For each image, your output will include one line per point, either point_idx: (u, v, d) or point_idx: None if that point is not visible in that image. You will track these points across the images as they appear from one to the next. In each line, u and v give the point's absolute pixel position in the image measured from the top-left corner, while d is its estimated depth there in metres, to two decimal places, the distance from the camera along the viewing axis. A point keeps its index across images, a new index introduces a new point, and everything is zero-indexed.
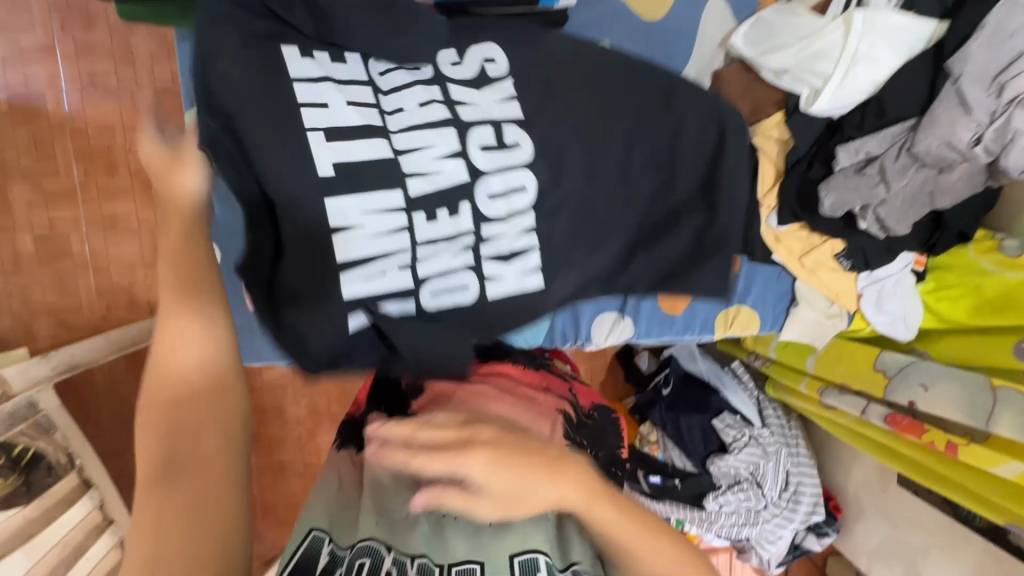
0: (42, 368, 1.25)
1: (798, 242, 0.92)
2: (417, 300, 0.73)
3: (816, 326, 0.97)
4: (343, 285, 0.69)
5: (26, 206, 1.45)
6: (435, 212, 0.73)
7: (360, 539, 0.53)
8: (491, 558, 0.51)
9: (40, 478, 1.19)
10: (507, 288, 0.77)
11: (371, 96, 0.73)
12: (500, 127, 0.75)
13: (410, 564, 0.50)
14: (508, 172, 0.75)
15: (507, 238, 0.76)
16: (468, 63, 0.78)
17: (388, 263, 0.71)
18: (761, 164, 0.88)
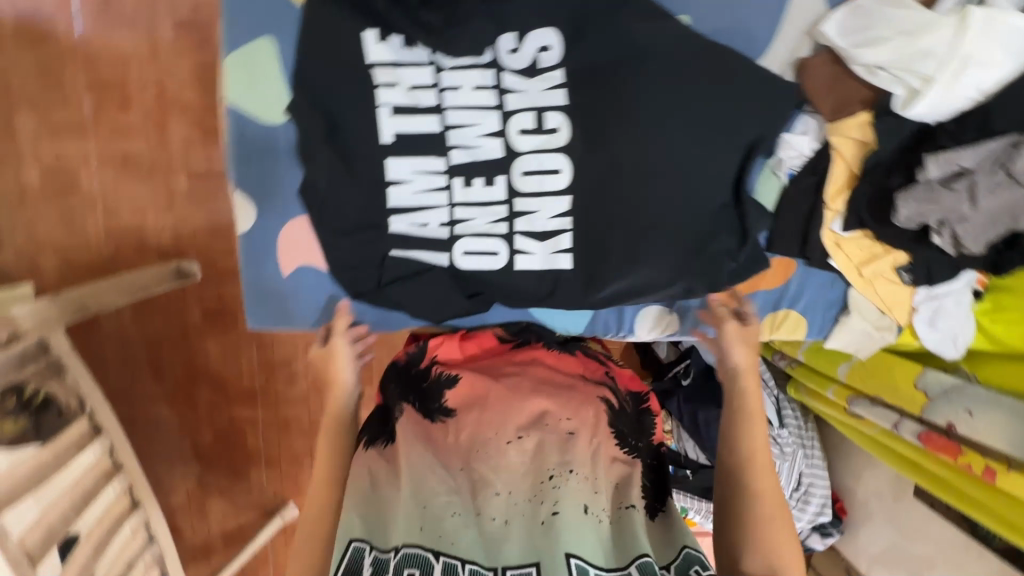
0: (54, 309, 1.20)
1: (859, 250, 0.88)
2: (450, 257, 0.84)
3: (863, 338, 0.95)
4: (391, 225, 0.82)
5: (34, 135, 1.37)
6: (471, 179, 0.81)
7: (403, 544, 0.61)
8: (547, 557, 0.58)
9: (50, 422, 1.16)
10: (536, 265, 0.84)
11: (430, 76, 0.79)
12: (542, 113, 0.80)
13: (460, 566, 0.58)
14: (548, 154, 0.81)
15: (541, 215, 0.82)
16: (526, 49, 0.79)
17: (430, 217, 0.82)
18: (834, 165, 0.83)
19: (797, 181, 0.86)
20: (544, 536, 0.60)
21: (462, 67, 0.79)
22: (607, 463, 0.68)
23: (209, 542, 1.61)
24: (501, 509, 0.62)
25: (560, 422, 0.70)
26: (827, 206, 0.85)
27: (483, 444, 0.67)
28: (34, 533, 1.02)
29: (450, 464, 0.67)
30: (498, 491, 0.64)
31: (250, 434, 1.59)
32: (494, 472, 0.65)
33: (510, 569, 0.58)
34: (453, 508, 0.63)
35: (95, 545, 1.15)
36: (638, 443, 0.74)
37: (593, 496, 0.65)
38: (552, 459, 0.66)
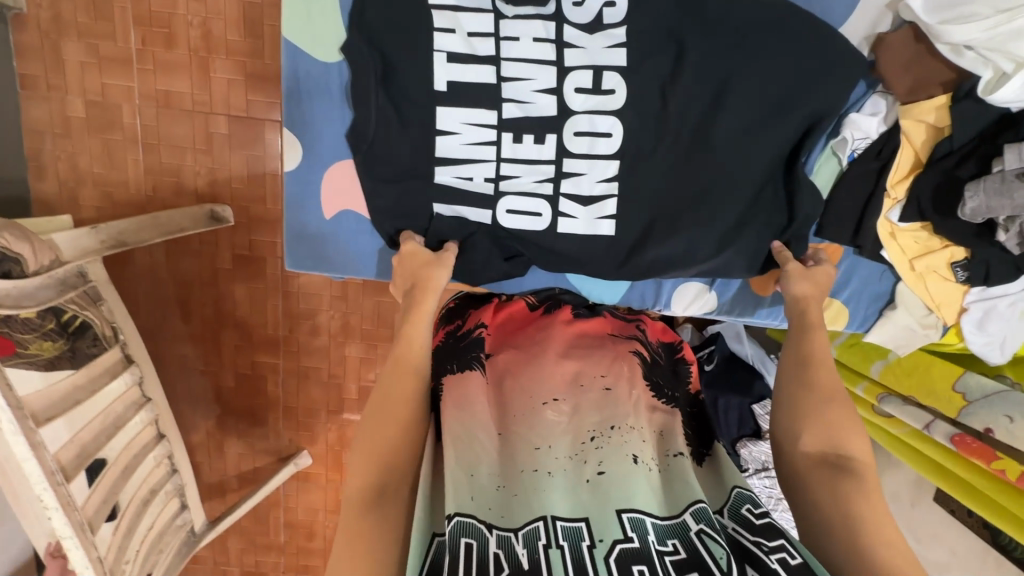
0: (92, 240, 1.19)
1: (913, 244, 0.85)
2: (492, 214, 0.83)
3: (907, 334, 0.92)
4: (435, 175, 0.81)
5: (80, 67, 1.37)
6: (521, 135, 0.79)
7: (454, 513, 0.56)
8: (595, 517, 0.57)
9: (85, 346, 1.18)
10: (578, 230, 0.82)
11: (489, 25, 0.77)
12: (600, 72, 0.77)
13: (516, 539, 0.55)
14: (599, 113, 0.78)
15: (586, 177, 0.80)
16: (590, 5, 0.77)
17: (476, 171, 0.81)
18: (901, 151, 0.80)
19: (859, 164, 0.82)
20: (591, 494, 0.60)
21: (524, 18, 0.77)
22: (648, 411, 0.70)
23: (224, 481, 1.68)
24: (543, 461, 0.62)
25: (595, 379, 0.71)
26: (888, 193, 0.82)
27: (524, 411, 0.67)
28: (68, 450, 1.05)
29: (487, 427, 0.67)
30: (538, 445, 0.64)
31: (270, 381, 1.62)
32: (534, 431, 0.65)
33: (560, 519, 0.57)
34: (497, 481, 0.61)
35: (124, 468, 1.20)
36: (674, 393, 0.77)
37: (641, 445, 0.65)
38: (592, 419, 0.66)
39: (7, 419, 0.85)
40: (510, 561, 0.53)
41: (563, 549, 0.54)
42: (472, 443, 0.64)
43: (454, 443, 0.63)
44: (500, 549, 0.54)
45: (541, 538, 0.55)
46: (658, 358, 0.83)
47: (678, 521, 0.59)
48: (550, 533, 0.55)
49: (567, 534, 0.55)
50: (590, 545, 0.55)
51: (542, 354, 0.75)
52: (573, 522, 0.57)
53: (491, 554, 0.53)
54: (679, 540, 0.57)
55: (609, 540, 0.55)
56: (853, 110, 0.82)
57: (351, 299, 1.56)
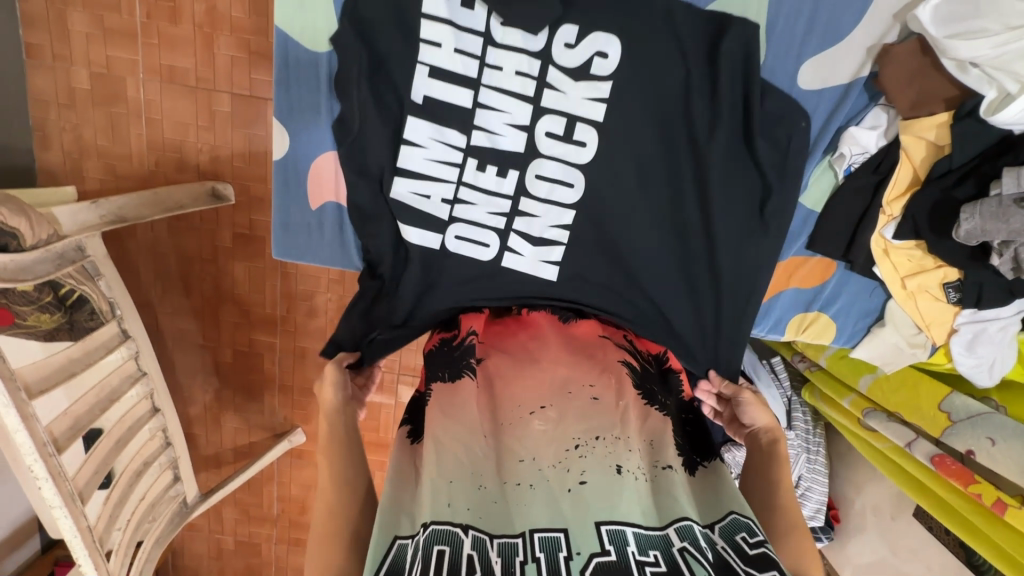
0: (91, 215, 1.22)
1: (906, 261, 0.84)
2: (439, 239, 0.83)
3: (893, 351, 0.91)
4: (393, 186, 0.83)
5: (85, 38, 1.37)
6: (485, 165, 0.82)
7: (431, 520, 0.57)
8: (573, 527, 0.56)
9: (81, 320, 1.23)
10: (522, 267, 0.84)
11: (477, 47, 0.78)
12: (575, 121, 0.79)
13: (491, 545, 0.55)
14: (567, 164, 0.80)
15: (538, 223, 0.83)
16: (581, 49, 0.77)
17: (434, 190, 0.83)
18: (899, 167, 0.78)
19: (854, 178, 0.82)
20: (572, 505, 0.58)
21: (510, 48, 0.78)
22: (639, 421, 0.69)
23: (220, 454, 1.72)
24: (526, 473, 0.61)
25: (583, 388, 0.70)
26: (883, 209, 0.81)
27: (509, 420, 0.67)
28: (61, 422, 1.08)
29: (475, 431, 0.66)
30: (522, 457, 0.63)
31: (266, 359, 1.64)
32: (518, 441, 0.64)
33: (538, 532, 0.56)
34: (479, 482, 0.61)
35: (117, 440, 1.23)
36: (667, 400, 0.74)
37: (626, 457, 0.63)
38: (576, 428, 0.65)
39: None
40: (482, 565, 0.53)
41: (539, 562, 0.53)
42: (471, 444, 0.64)
43: (442, 449, 0.64)
44: (473, 550, 0.54)
45: (518, 553, 0.54)
46: (649, 365, 0.79)
47: (661, 534, 0.57)
48: (528, 547, 0.55)
49: (543, 545, 0.55)
50: (567, 557, 0.54)
51: (530, 360, 0.74)
52: (550, 533, 0.56)
53: (464, 557, 0.53)
54: (660, 551, 0.55)
55: (586, 553, 0.54)
56: (853, 123, 0.81)
57: (348, 283, 1.57)
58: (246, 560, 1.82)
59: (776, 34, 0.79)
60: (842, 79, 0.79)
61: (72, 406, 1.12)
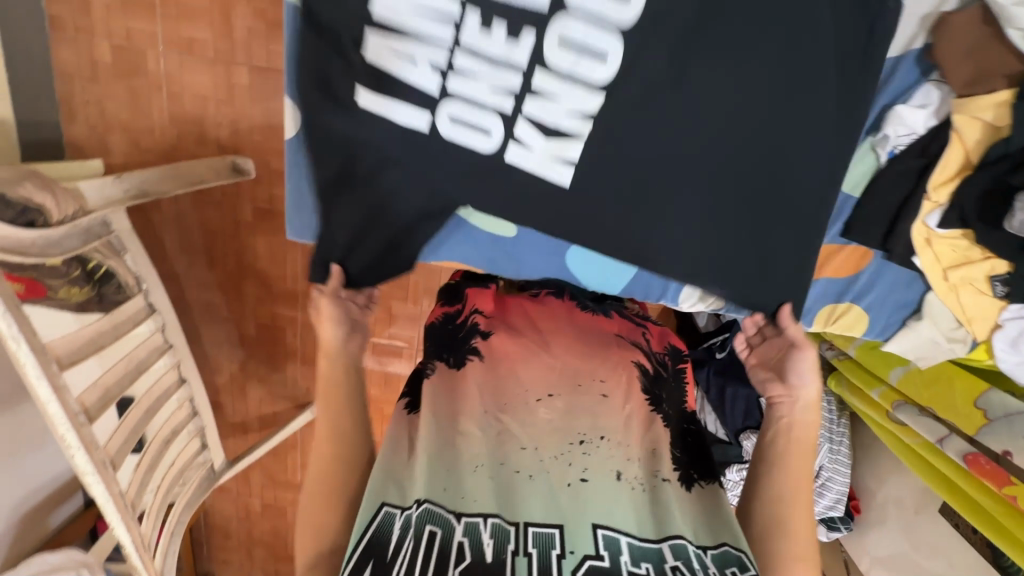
0: (115, 189, 1.21)
1: (951, 252, 0.79)
2: (429, 120, 0.68)
3: (928, 346, 0.88)
4: (359, 95, 0.68)
5: (105, 9, 1.35)
6: (485, 30, 0.65)
7: (425, 499, 0.54)
8: (570, 525, 0.53)
9: (111, 292, 1.27)
10: (529, 162, 0.69)
11: None
12: (593, 14, 0.62)
13: (483, 524, 0.52)
14: (584, 61, 0.65)
15: (542, 130, 0.68)
16: None
17: (422, 52, 0.66)
18: (950, 147, 0.72)
19: (899, 162, 0.76)
20: (569, 500, 0.56)
21: None
22: (641, 430, 0.65)
23: (246, 422, 1.77)
24: (527, 463, 0.59)
25: (594, 383, 0.68)
26: (928, 197, 0.75)
27: (515, 404, 0.65)
28: (92, 392, 1.11)
29: (478, 408, 0.65)
30: (524, 444, 0.61)
31: (289, 333, 1.67)
32: (519, 425, 0.62)
33: (533, 525, 0.53)
34: (476, 462, 0.59)
35: (146, 409, 1.27)
36: (668, 405, 0.70)
37: (628, 462, 0.60)
38: (583, 424, 0.62)
39: (32, 362, 0.91)
40: (473, 551, 0.50)
41: (531, 557, 0.50)
42: (471, 425, 0.63)
43: (439, 433, 0.62)
44: (465, 537, 0.51)
45: (510, 543, 0.51)
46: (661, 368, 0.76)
47: (653, 548, 0.53)
48: (521, 538, 0.52)
49: (536, 539, 0.52)
50: (559, 555, 0.51)
51: (542, 347, 0.73)
52: (544, 529, 0.53)
53: (455, 543, 0.51)
54: (651, 566, 0.52)
55: (580, 553, 0.51)
56: (900, 101, 0.74)
57: None
58: (272, 522, 1.89)
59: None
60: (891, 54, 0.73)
61: (103, 377, 1.15)
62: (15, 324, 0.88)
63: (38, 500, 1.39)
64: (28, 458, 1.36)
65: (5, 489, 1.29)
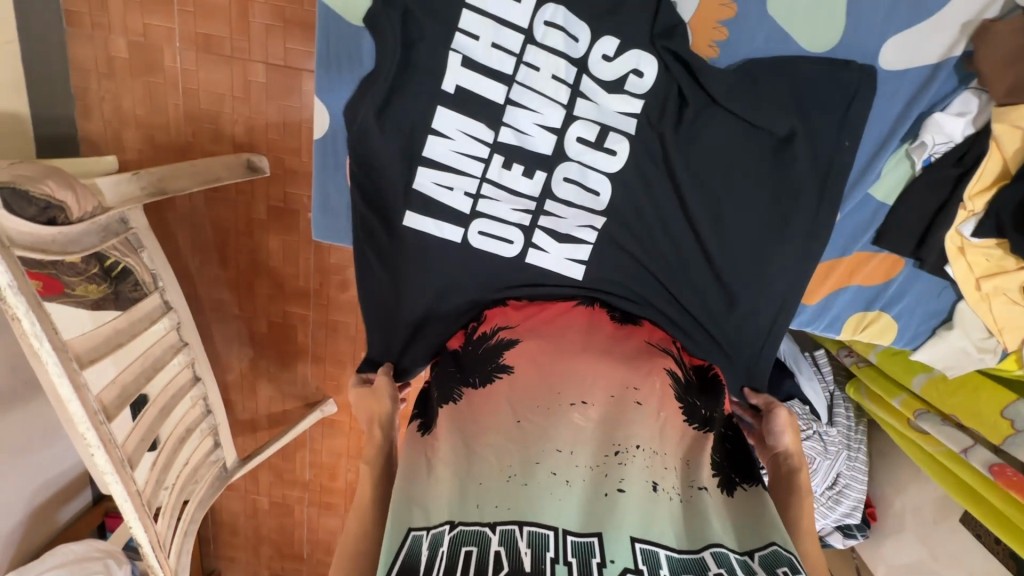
0: (132, 186, 1.20)
1: (983, 262, 0.78)
2: (463, 232, 0.79)
3: (958, 355, 0.86)
4: (416, 177, 0.79)
5: (122, 5, 1.34)
6: (510, 162, 0.79)
7: (457, 521, 0.54)
8: (610, 534, 0.52)
9: (127, 291, 1.26)
10: (545, 264, 0.79)
11: (516, 44, 0.75)
12: (606, 131, 0.76)
13: (520, 535, 0.52)
14: (594, 168, 0.78)
15: (563, 223, 0.79)
16: (618, 63, 0.74)
17: (458, 182, 0.79)
18: (987, 158, 0.72)
19: (932, 171, 0.76)
20: (607, 508, 0.54)
21: (549, 50, 0.75)
22: (676, 435, 0.63)
23: (256, 420, 1.77)
24: (563, 466, 0.57)
25: (627, 391, 0.64)
26: (963, 206, 0.75)
27: (548, 407, 0.62)
28: (110, 390, 1.11)
29: (507, 418, 0.62)
30: (560, 448, 0.59)
31: (300, 331, 1.66)
32: (553, 429, 0.60)
33: (571, 534, 0.52)
34: (508, 472, 0.57)
35: (160, 408, 1.26)
36: (710, 414, 0.67)
37: (664, 472, 0.59)
38: (621, 432, 0.60)
39: (53, 360, 0.91)
40: (511, 561, 0.49)
41: (571, 565, 0.50)
42: (500, 435, 0.61)
43: (467, 449, 0.61)
44: (502, 547, 0.51)
45: (548, 550, 0.51)
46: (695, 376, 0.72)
47: (696, 558, 0.53)
48: (559, 546, 0.51)
49: (577, 548, 0.51)
50: (600, 564, 0.50)
51: (563, 350, 0.69)
52: (584, 537, 0.52)
53: (492, 554, 0.50)
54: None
55: (620, 564, 0.51)
56: (938, 109, 0.74)
57: None
58: (279, 520, 1.89)
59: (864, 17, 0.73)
60: (929, 60, 0.73)
61: (120, 375, 1.15)
62: (37, 322, 0.88)
63: (47, 498, 1.38)
64: (39, 455, 1.35)
65: (15, 486, 1.28)
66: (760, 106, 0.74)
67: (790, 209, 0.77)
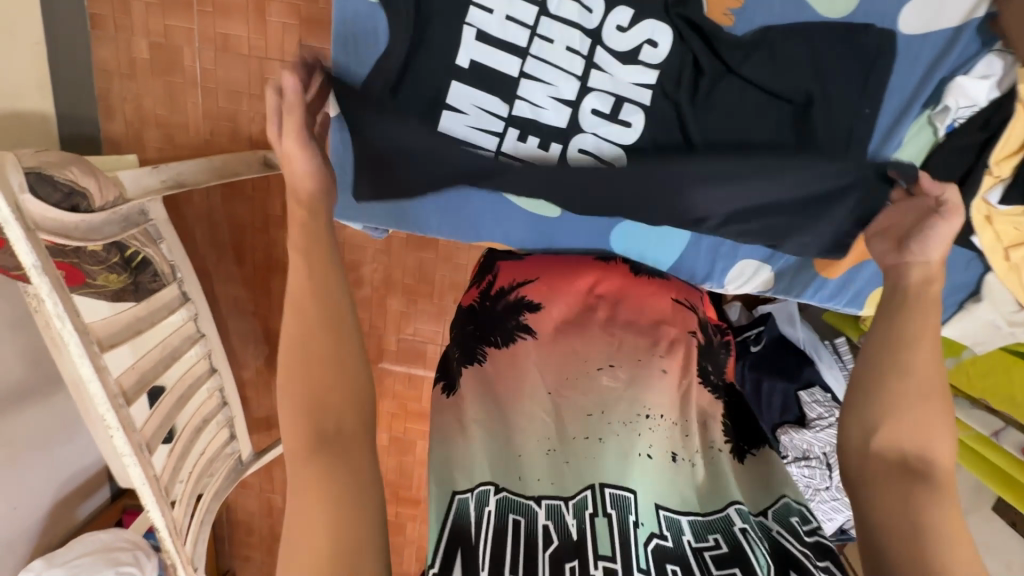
0: (152, 179, 1.18)
1: (1012, 230, 0.76)
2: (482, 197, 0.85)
3: (985, 330, 0.86)
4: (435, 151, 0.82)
5: (144, 7, 1.38)
6: (525, 136, 0.79)
7: (503, 483, 0.55)
8: (641, 494, 0.54)
9: (145, 282, 1.28)
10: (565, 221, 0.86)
11: (530, 17, 0.75)
12: (621, 103, 0.77)
13: (567, 508, 0.53)
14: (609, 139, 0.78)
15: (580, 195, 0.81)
16: (633, 34, 0.75)
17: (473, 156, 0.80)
18: (1015, 120, 0.70)
19: (959, 136, 0.74)
20: (641, 467, 0.56)
21: (564, 22, 0.75)
22: (699, 401, 0.64)
23: (271, 417, 1.77)
24: (594, 428, 0.58)
25: (654, 357, 0.64)
26: (990, 170, 0.73)
27: (576, 377, 0.62)
28: (129, 376, 1.12)
29: (538, 387, 0.62)
30: (590, 411, 0.59)
31: None
32: (584, 394, 0.61)
33: (609, 488, 0.54)
34: (547, 444, 0.58)
35: (178, 396, 1.28)
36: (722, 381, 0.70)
37: (684, 440, 0.60)
38: (649, 397, 0.60)
39: (75, 342, 0.92)
40: (559, 535, 0.51)
41: (611, 518, 0.51)
42: (532, 405, 0.61)
43: (501, 412, 0.61)
44: (550, 520, 0.52)
45: (588, 508, 0.52)
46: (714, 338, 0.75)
47: (720, 515, 0.54)
48: (599, 501, 0.53)
49: (615, 504, 0.52)
50: (635, 524, 0.52)
51: (590, 313, 0.70)
52: (619, 492, 0.53)
53: (541, 528, 0.51)
54: (722, 535, 0.52)
55: (648, 528, 0.52)
56: (960, 72, 0.73)
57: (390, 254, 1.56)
58: None
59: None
60: (949, 23, 0.73)
61: (138, 362, 1.16)
62: (60, 303, 0.89)
63: (69, 492, 1.40)
64: (60, 448, 1.36)
65: (37, 480, 1.29)
66: (777, 73, 0.74)
67: (809, 176, 0.76)
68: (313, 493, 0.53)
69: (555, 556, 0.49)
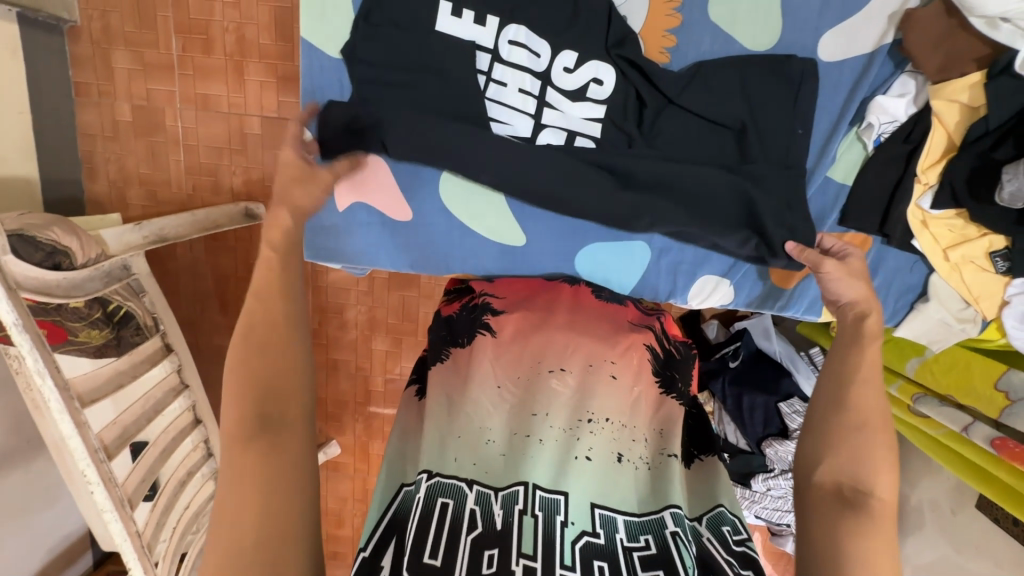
0: (135, 235, 1.22)
1: (948, 232, 0.83)
2: None
3: (938, 326, 0.90)
4: None
5: (127, 74, 1.44)
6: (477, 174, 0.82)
7: (435, 471, 0.57)
8: (574, 495, 0.56)
9: (128, 335, 1.25)
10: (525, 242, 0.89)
11: (484, 64, 0.81)
12: (574, 136, 0.82)
13: (495, 498, 0.55)
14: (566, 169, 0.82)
15: None
16: (580, 75, 0.81)
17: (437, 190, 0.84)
18: (932, 132, 0.78)
19: (885, 150, 0.82)
20: (575, 471, 0.58)
21: (515, 66, 0.81)
22: (650, 409, 0.67)
23: None
24: (535, 428, 0.61)
25: (605, 363, 0.68)
26: (918, 178, 0.80)
27: (529, 377, 0.66)
28: (111, 430, 1.12)
29: (488, 382, 0.65)
30: (536, 412, 0.62)
31: None
32: (535, 398, 0.63)
33: (540, 489, 0.55)
34: (488, 435, 0.60)
35: (161, 450, 1.27)
36: (682, 389, 0.73)
37: (631, 443, 0.63)
38: (593, 403, 0.64)
39: (54, 397, 0.92)
40: (483, 520, 0.52)
41: (537, 517, 0.53)
42: (478, 398, 0.63)
43: (454, 411, 0.64)
44: (476, 505, 0.54)
45: (518, 502, 0.54)
46: (675, 349, 0.78)
47: (655, 518, 0.56)
48: (528, 500, 0.54)
49: (540, 505, 0.54)
50: (563, 523, 0.53)
51: (543, 321, 0.73)
52: (550, 494, 0.55)
53: (467, 511, 0.53)
54: (651, 537, 0.55)
55: (579, 526, 0.54)
56: (881, 92, 0.82)
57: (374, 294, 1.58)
58: None
59: (797, 12, 0.81)
60: (864, 49, 0.81)
61: (120, 416, 1.15)
62: (41, 359, 0.90)
63: (53, 559, 1.35)
64: (42, 514, 1.32)
65: (23, 548, 1.25)
66: (712, 97, 0.80)
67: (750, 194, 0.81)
68: (248, 470, 0.57)
69: (475, 538, 0.51)
